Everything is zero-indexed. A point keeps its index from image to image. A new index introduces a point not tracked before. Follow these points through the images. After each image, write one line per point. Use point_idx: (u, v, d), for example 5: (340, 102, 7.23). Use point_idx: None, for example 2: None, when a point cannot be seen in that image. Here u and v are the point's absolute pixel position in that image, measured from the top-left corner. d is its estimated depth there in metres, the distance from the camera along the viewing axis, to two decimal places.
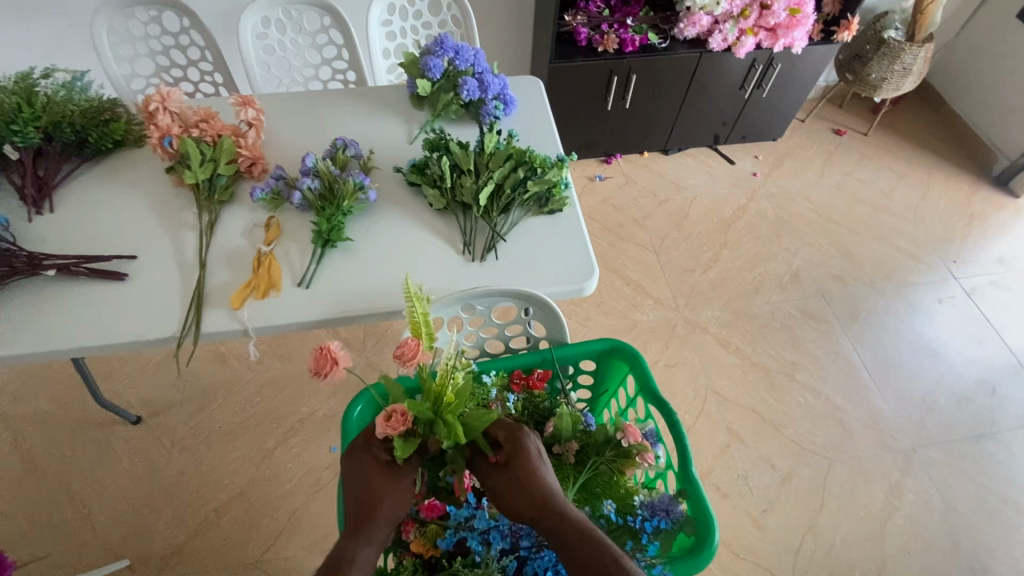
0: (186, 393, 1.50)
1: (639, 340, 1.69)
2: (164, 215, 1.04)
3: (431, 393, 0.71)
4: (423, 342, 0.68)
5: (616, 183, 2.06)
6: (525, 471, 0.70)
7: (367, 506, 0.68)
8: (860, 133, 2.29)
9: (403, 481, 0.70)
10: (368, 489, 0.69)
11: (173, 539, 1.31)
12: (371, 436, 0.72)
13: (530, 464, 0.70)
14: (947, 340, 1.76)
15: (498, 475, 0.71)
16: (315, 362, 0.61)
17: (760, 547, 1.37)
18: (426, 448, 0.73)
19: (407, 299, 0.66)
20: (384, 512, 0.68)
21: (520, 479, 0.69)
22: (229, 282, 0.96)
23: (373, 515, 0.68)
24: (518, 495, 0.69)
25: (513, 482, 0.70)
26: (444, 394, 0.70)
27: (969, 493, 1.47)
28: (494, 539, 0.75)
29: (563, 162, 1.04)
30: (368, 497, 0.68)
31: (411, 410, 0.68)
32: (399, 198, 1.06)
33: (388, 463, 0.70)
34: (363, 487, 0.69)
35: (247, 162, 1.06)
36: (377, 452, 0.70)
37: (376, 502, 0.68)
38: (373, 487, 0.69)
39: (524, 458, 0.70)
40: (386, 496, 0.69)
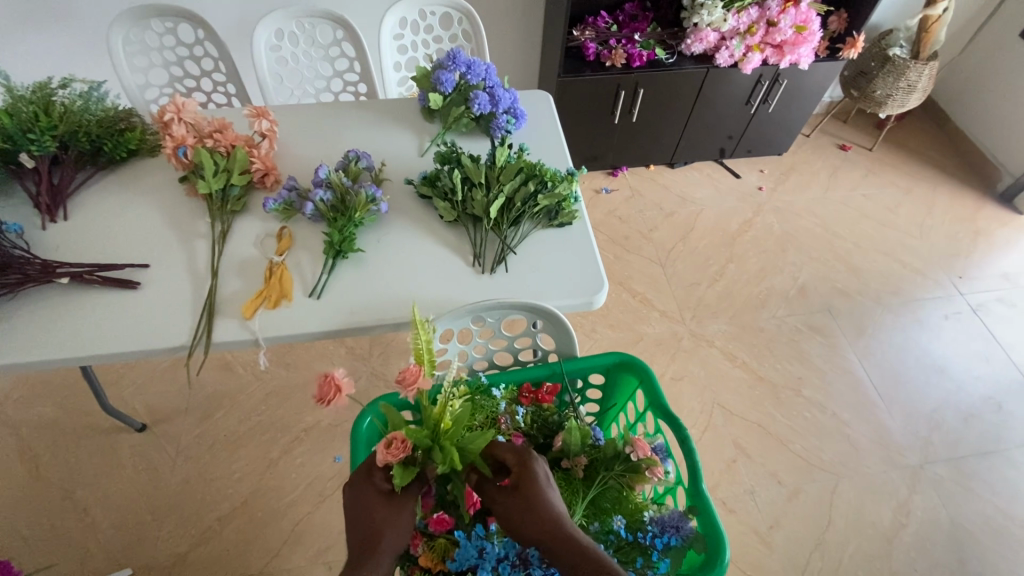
0: (192, 400, 1.50)
1: (645, 353, 1.69)
2: (177, 224, 1.05)
3: (429, 421, 0.70)
4: (425, 369, 0.67)
5: (622, 196, 2.07)
6: (535, 499, 0.70)
7: (369, 539, 0.68)
8: (865, 148, 2.30)
9: (404, 512, 0.70)
10: (370, 522, 0.68)
11: (175, 548, 1.31)
12: (373, 466, 0.71)
13: (540, 491, 0.70)
14: (953, 356, 1.75)
15: (507, 500, 0.71)
16: (318, 389, 0.62)
17: (767, 564, 1.35)
18: (425, 475, 0.72)
19: (413, 327, 0.66)
20: (386, 545, 0.69)
21: (529, 505, 0.69)
22: (241, 290, 0.97)
23: (376, 548, 0.68)
24: (529, 523, 0.69)
25: (521, 508, 0.69)
26: (443, 420, 0.70)
27: (978, 512, 1.45)
28: (503, 569, 0.75)
29: (573, 175, 1.05)
30: (370, 530, 0.68)
31: (410, 438, 0.67)
32: (410, 210, 1.07)
33: (388, 493, 0.69)
34: (365, 519, 0.68)
35: (260, 172, 1.07)
36: (377, 483, 0.70)
37: (380, 534, 0.68)
38: (374, 519, 0.68)
39: (534, 485, 0.70)
40: (388, 528, 0.69)
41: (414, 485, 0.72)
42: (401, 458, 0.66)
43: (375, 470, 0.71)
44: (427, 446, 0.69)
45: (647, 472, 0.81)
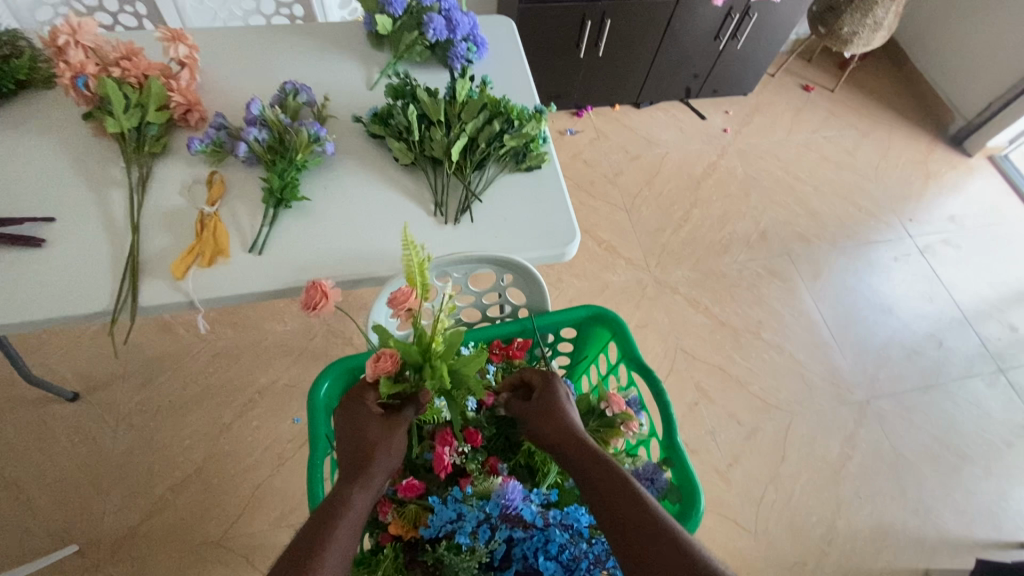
0: (129, 366, 1.38)
1: (611, 302, 1.67)
2: (84, 170, 0.89)
3: (422, 340, 0.67)
4: (417, 290, 0.65)
5: (587, 138, 1.98)
6: (558, 408, 0.71)
7: (364, 454, 0.65)
8: (828, 89, 2.27)
9: (400, 432, 0.68)
10: (364, 439, 0.66)
11: (125, 521, 1.23)
12: (363, 391, 0.69)
13: (558, 399, 0.72)
14: (900, 296, 1.83)
15: (532, 410, 0.73)
16: (307, 295, 0.65)
17: (726, 499, 1.42)
18: (419, 400, 0.70)
19: (404, 246, 0.63)
20: (379, 464, 0.65)
21: (547, 408, 0.72)
22: (170, 246, 0.84)
23: (372, 459, 0.65)
24: (554, 433, 0.70)
25: (540, 412, 0.72)
26: (435, 341, 0.67)
27: (915, 441, 1.56)
28: (483, 533, 0.67)
29: (542, 113, 0.97)
30: (367, 446, 0.66)
31: (400, 353, 0.66)
32: (360, 151, 0.96)
33: (383, 415, 0.68)
34: (359, 440, 0.66)
35: (181, 108, 0.92)
36: (371, 405, 0.68)
37: (378, 449, 0.66)
38: (370, 436, 0.66)
39: (557, 401, 0.72)
40: (384, 445, 0.66)
41: (409, 408, 0.69)
42: (391, 371, 0.65)
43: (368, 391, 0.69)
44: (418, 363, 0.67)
45: (621, 426, 0.79)
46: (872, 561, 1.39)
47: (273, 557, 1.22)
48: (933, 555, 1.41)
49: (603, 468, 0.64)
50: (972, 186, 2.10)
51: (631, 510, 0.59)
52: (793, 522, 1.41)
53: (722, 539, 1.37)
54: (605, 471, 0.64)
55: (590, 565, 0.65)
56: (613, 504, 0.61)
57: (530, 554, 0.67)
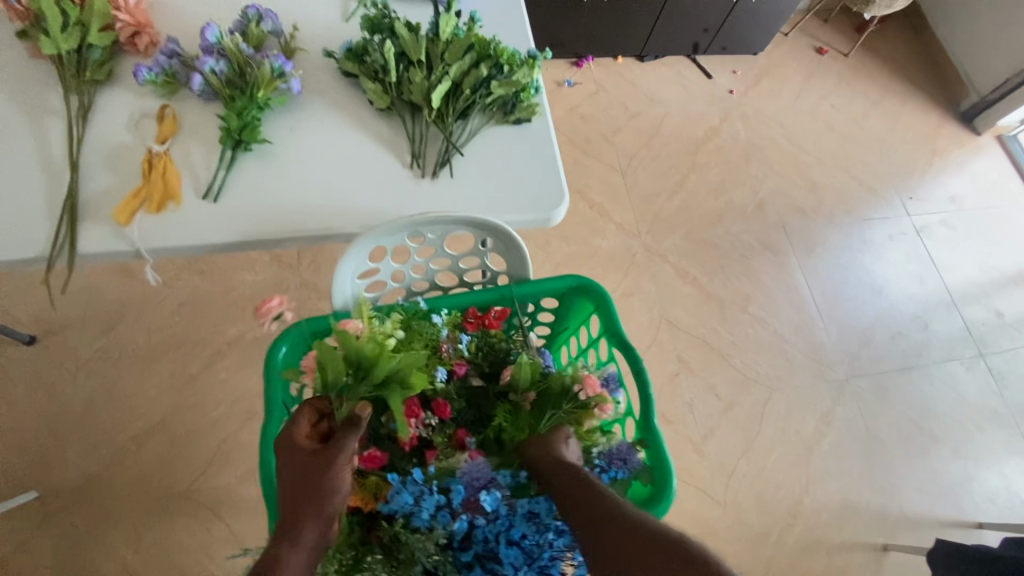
0: (90, 310, 1.31)
1: (597, 268, 1.61)
2: (16, 94, 0.79)
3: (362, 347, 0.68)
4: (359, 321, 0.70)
5: (586, 91, 1.87)
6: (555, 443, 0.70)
7: (295, 503, 0.61)
8: (842, 53, 2.15)
9: (335, 469, 0.63)
10: (296, 484, 0.62)
11: (87, 469, 1.20)
12: (291, 431, 0.65)
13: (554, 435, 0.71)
14: (891, 276, 1.80)
15: (532, 440, 0.72)
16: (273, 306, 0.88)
17: (699, 470, 1.42)
18: (356, 421, 0.65)
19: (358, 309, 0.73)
20: (313, 511, 0.61)
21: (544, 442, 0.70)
22: (113, 187, 0.76)
23: (302, 510, 0.60)
24: (539, 457, 0.69)
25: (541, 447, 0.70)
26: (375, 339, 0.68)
27: (889, 421, 1.57)
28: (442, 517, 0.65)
29: (535, 59, 0.88)
30: (300, 492, 0.61)
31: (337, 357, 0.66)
32: (330, 90, 0.87)
33: (314, 452, 0.64)
34: (291, 484, 0.62)
35: (128, 29, 0.81)
36: (300, 442, 0.64)
37: (312, 496, 0.61)
38: (301, 481, 0.62)
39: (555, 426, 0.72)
40: (315, 489, 0.61)
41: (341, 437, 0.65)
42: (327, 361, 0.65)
43: (299, 425, 0.66)
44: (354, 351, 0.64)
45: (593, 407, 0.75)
46: (834, 534, 1.42)
47: (241, 509, 1.21)
48: (893, 530, 1.45)
49: (583, 483, 0.64)
50: (977, 166, 2.03)
51: (611, 524, 0.59)
52: (762, 494, 1.43)
53: (691, 507, 1.38)
54: (585, 488, 0.64)
55: (553, 555, 0.66)
56: (595, 520, 0.60)
57: (492, 539, 0.66)
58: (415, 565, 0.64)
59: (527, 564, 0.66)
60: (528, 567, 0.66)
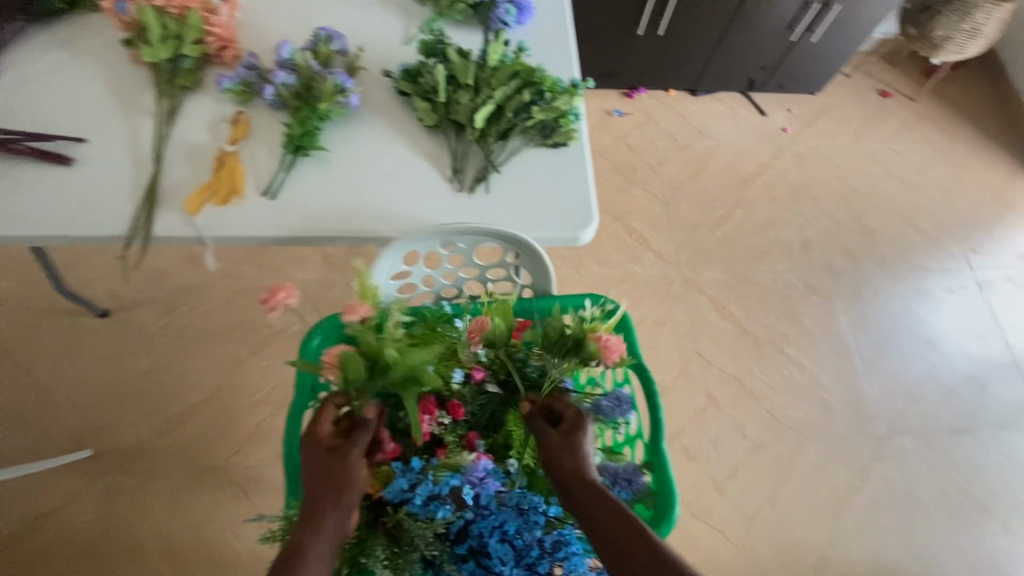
0: (157, 291, 1.44)
1: (631, 294, 1.62)
2: (119, 96, 0.91)
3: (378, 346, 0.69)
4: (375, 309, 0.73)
5: (635, 121, 1.90)
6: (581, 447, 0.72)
7: (317, 494, 0.66)
8: (907, 97, 2.09)
9: (354, 462, 0.67)
10: (318, 477, 0.67)
11: (137, 436, 1.31)
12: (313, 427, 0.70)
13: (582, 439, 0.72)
14: (946, 331, 1.70)
15: (554, 437, 0.73)
16: None
17: (718, 510, 1.38)
18: (364, 422, 0.69)
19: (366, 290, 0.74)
20: (332, 501, 0.65)
21: (571, 446, 0.72)
22: (188, 180, 0.86)
23: (322, 500, 0.65)
24: (562, 471, 0.71)
25: (564, 447, 0.72)
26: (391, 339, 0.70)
27: (933, 484, 1.47)
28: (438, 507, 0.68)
29: (576, 88, 0.93)
30: (322, 486, 0.66)
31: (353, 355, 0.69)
32: (385, 106, 0.94)
33: (334, 447, 0.68)
34: (313, 476, 0.67)
35: (216, 44, 0.92)
36: (320, 438, 0.69)
37: (332, 487, 0.66)
38: (322, 474, 0.66)
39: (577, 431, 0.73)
40: (334, 481, 0.66)
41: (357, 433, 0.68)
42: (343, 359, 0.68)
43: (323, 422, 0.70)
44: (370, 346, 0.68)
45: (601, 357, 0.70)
46: None
47: (267, 491, 1.28)
48: None
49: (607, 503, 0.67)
50: None
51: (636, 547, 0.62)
52: (784, 544, 1.36)
53: (707, 548, 1.34)
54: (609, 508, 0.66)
55: (540, 553, 0.69)
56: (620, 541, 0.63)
57: (485, 534, 0.69)
58: (413, 552, 0.67)
59: (515, 561, 0.68)
60: (516, 564, 0.68)
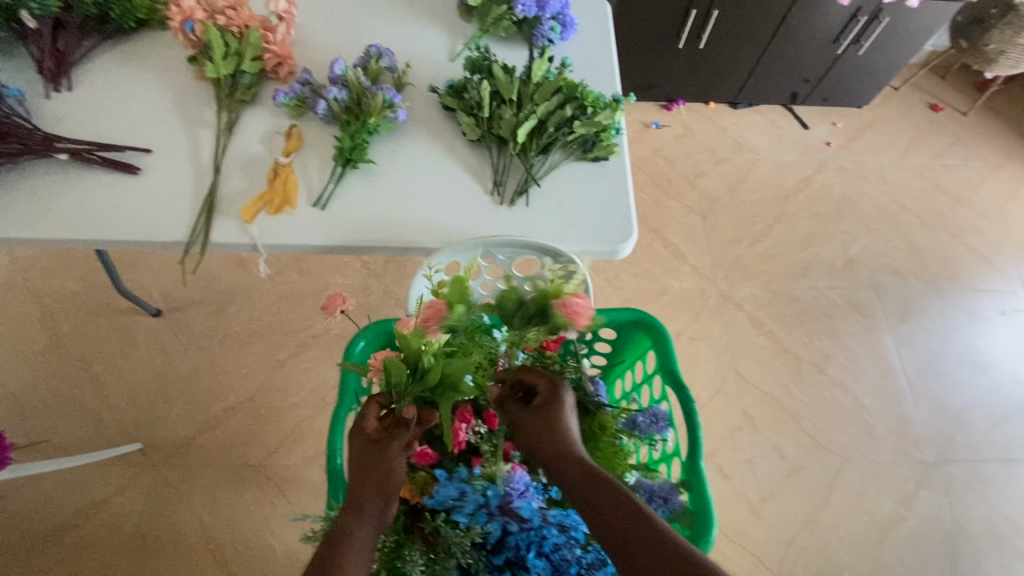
0: (206, 293, 1.51)
1: (666, 308, 1.60)
2: (183, 109, 0.97)
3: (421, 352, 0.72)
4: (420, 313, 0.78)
5: (673, 133, 1.89)
6: (558, 421, 0.73)
7: (361, 483, 0.69)
8: (960, 111, 2.01)
9: (395, 452, 0.70)
10: (362, 466, 0.70)
11: (183, 431, 1.36)
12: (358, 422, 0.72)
13: (558, 413, 0.74)
14: (1001, 356, 1.62)
15: (527, 417, 0.74)
16: None
17: (753, 532, 1.34)
18: (407, 420, 0.71)
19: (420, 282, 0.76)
20: (374, 488, 0.68)
21: (547, 423, 0.73)
22: (243, 190, 0.90)
23: (366, 488, 0.68)
24: (566, 463, 0.71)
25: (539, 424, 0.73)
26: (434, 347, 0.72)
27: (985, 517, 1.40)
28: (479, 517, 0.69)
29: (618, 103, 0.93)
30: (366, 475, 0.69)
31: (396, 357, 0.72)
32: (430, 121, 0.97)
33: (377, 438, 0.71)
34: (358, 466, 0.70)
35: (274, 60, 0.97)
36: (365, 431, 0.71)
37: (375, 475, 0.69)
38: (366, 463, 0.69)
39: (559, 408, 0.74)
40: (377, 469, 0.69)
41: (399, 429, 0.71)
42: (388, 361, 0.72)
43: (368, 418, 0.72)
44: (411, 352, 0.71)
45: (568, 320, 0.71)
46: None
47: (303, 489, 1.31)
48: None
49: (614, 492, 0.66)
50: None
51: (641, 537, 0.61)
52: (821, 572, 1.32)
53: (740, 572, 1.30)
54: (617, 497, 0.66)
55: (579, 571, 0.69)
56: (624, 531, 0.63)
57: (523, 546, 0.69)
58: (450, 560, 0.68)
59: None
60: None
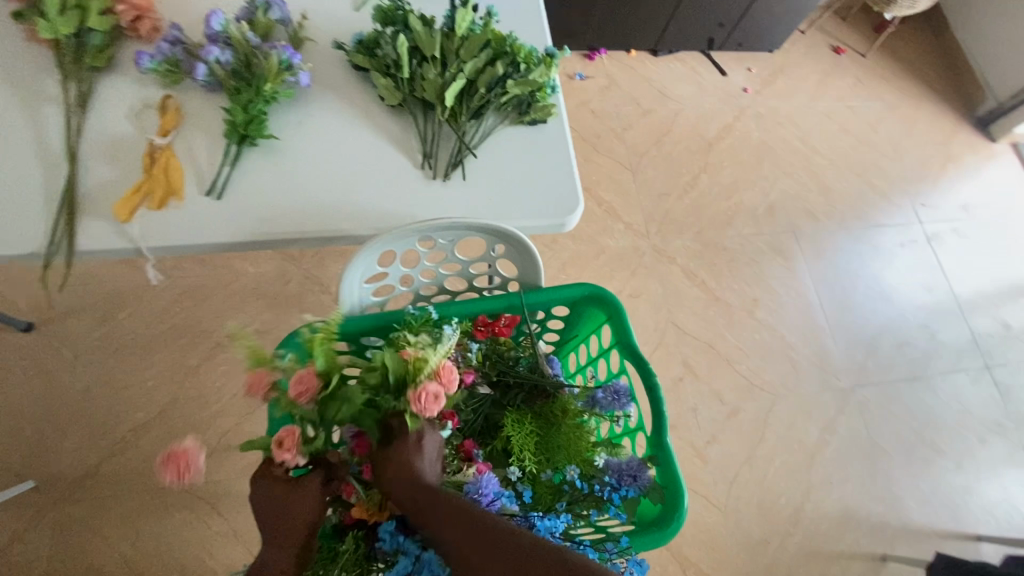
0: (88, 298, 1.28)
1: (605, 268, 1.59)
2: (13, 80, 0.76)
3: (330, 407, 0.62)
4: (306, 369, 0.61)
5: (597, 85, 1.82)
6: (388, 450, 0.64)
7: (274, 525, 0.62)
8: (859, 53, 2.11)
9: (308, 493, 0.62)
10: (273, 508, 0.62)
11: (84, 460, 1.18)
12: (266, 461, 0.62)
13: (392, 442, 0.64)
14: (900, 284, 1.78)
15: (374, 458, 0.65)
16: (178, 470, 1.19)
17: (701, 475, 1.42)
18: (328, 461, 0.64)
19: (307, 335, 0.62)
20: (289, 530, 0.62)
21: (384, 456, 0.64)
22: (114, 181, 0.73)
23: (281, 528, 0.62)
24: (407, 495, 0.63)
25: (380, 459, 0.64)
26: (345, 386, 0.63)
27: (892, 431, 1.56)
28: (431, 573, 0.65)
29: (553, 58, 0.85)
30: (277, 517, 0.62)
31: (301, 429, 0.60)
32: (341, 84, 0.83)
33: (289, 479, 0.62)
34: (269, 508, 0.62)
35: (129, 14, 0.78)
36: (274, 473, 0.61)
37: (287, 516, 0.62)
38: (276, 507, 0.61)
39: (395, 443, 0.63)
40: (290, 510, 0.62)
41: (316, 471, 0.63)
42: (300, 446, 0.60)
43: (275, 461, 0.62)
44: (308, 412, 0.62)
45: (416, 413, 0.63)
46: (833, 543, 1.42)
47: (240, 505, 1.19)
48: (893, 540, 1.45)
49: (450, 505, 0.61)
50: (992, 174, 2.00)
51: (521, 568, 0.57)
52: (762, 503, 1.42)
53: (692, 514, 1.38)
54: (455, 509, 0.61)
55: None
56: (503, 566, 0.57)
57: None
58: None
59: None
60: None
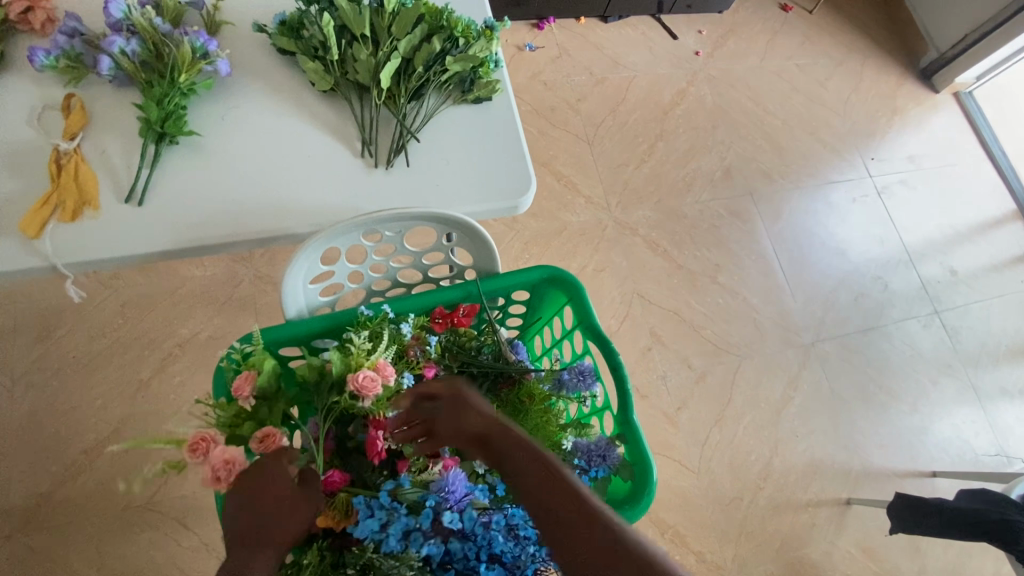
0: (23, 316, 1.21)
1: (568, 244, 1.57)
2: None
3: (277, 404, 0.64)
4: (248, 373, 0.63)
5: (548, 56, 1.77)
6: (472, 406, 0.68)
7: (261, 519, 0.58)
8: (805, 10, 2.11)
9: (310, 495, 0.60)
10: (265, 498, 0.58)
11: (35, 488, 1.12)
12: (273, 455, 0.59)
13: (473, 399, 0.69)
14: (854, 238, 1.83)
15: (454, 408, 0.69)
16: None
17: (673, 441, 1.45)
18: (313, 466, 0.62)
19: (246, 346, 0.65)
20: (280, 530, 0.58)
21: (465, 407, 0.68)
22: (17, 194, 0.67)
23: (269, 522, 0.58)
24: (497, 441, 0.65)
25: (459, 411, 0.68)
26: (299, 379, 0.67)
27: (852, 381, 1.63)
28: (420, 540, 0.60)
29: (492, 31, 0.81)
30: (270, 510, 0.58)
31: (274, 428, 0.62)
32: (266, 70, 0.78)
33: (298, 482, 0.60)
34: (263, 499, 0.58)
35: (19, 4, 0.71)
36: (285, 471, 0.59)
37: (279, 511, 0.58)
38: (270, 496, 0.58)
39: (467, 395, 0.69)
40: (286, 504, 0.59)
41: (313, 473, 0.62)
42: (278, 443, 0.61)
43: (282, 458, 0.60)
44: (229, 417, 0.62)
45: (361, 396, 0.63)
46: (802, 493, 1.47)
47: (209, 517, 1.16)
48: (857, 484, 1.52)
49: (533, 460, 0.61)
50: (936, 124, 2.05)
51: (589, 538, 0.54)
52: (733, 461, 1.46)
53: (667, 479, 1.41)
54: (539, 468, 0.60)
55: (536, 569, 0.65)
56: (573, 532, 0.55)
57: (472, 556, 0.63)
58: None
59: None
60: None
